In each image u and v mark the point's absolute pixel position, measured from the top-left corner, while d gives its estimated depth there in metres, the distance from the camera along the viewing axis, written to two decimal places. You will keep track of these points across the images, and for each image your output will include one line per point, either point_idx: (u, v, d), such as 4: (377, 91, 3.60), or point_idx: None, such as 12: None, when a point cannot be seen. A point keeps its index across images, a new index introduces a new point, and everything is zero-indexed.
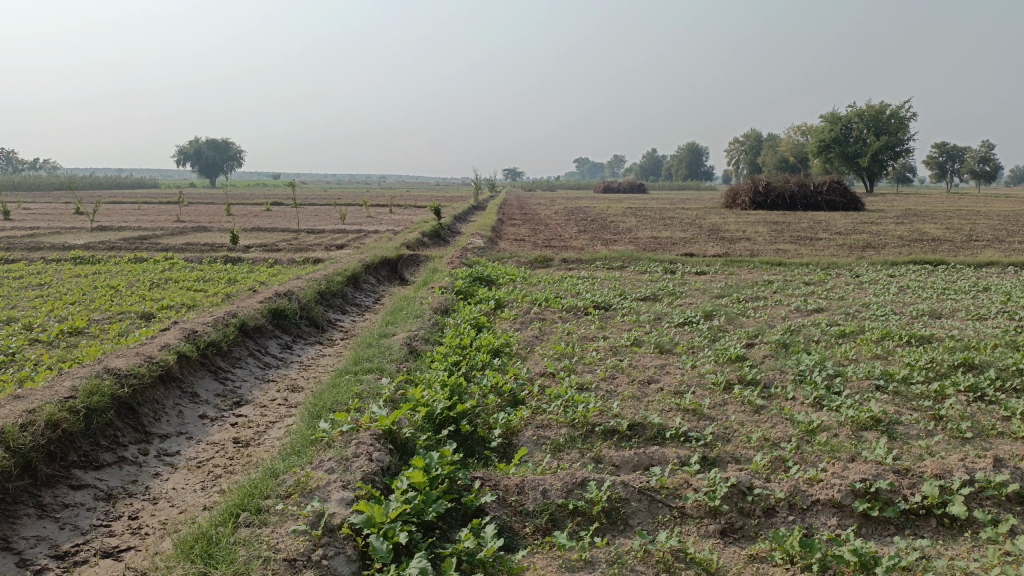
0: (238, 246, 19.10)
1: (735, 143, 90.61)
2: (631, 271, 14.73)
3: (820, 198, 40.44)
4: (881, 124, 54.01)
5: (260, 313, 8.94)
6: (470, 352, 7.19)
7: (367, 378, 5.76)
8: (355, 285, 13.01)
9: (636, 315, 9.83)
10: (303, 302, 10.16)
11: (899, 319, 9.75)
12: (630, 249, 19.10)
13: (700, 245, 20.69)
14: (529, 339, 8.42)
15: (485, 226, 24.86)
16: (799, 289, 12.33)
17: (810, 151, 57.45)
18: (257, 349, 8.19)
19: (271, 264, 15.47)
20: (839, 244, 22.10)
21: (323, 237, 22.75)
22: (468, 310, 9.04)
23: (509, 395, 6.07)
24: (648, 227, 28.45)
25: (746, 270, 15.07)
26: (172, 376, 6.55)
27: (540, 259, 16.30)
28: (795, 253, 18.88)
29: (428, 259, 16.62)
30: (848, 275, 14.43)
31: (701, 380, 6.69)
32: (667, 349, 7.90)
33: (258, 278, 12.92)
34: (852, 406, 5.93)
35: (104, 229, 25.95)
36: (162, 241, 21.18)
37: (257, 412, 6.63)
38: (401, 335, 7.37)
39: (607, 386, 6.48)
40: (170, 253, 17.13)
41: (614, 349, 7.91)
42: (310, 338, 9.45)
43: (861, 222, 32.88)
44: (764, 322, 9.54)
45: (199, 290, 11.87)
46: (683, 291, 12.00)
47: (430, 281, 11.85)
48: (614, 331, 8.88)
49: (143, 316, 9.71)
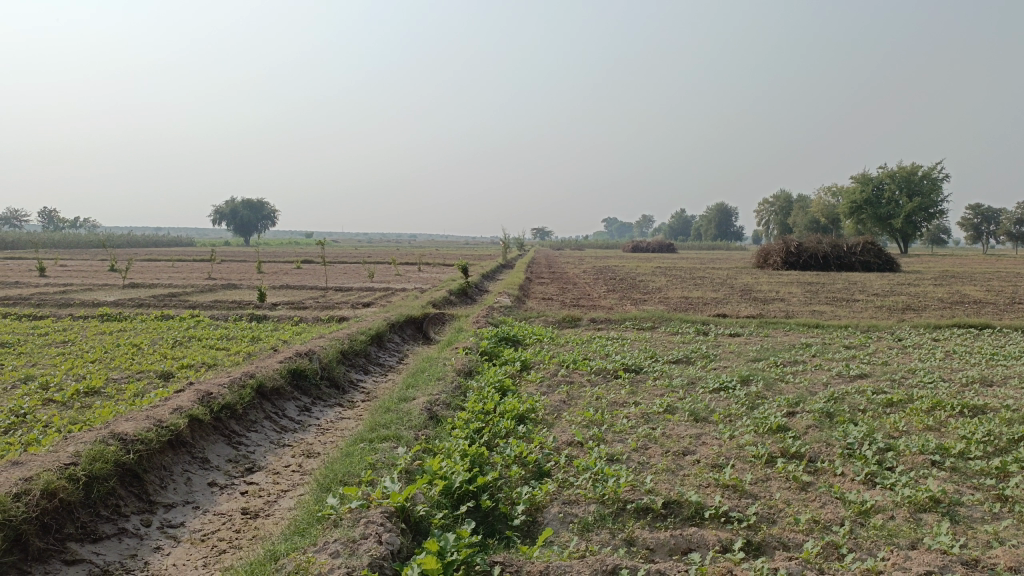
0: (265, 304, 19.05)
1: (764, 203, 90.30)
2: (662, 332, 14.34)
3: (853, 259, 39.78)
4: (913, 185, 53.47)
5: (279, 373, 8.69)
6: (494, 419, 6.83)
7: (383, 447, 5.42)
8: (379, 345, 12.76)
9: (669, 379, 9.42)
10: (324, 362, 9.91)
11: (948, 387, 9.22)
12: (661, 310, 18.69)
13: (733, 306, 20.22)
14: (556, 404, 8.04)
15: (512, 285, 24.68)
16: (839, 354, 11.82)
17: (841, 211, 56.92)
18: (273, 411, 7.91)
19: (297, 322, 15.32)
20: (876, 306, 21.50)
21: (350, 295, 22.67)
22: (493, 373, 8.72)
23: (534, 466, 5.69)
24: (678, 287, 28.08)
25: (782, 332, 14.59)
26: (182, 441, 6.28)
27: (569, 319, 15.96)
28: (831, 315, 18.32)
29: (455, 319, 16.37)
30: (889, 338, 13.88)
31: (741, 452, 6.25)
32: (703, 417, 7.48)
33: (281, 337, 12.73)
34: (908, 484, 5.46)
35: (136, 286, 26.15)
36: (191, 298, 21.21)
37: (269, 480, 6.30)
38: (421, 399, 7.04)
39: (640, 457, 6.07)
40: (197, 310, 17.08)
41: (646, 416, 7.50)
42: (330, 400, 9.17)
43: (897, 284, 32.13)
44: (804, 389, 9.07)
45: (221, 349, 11.69)
46: (717, 354, 11.56)
47: (456, 341, 11.58)
48: (646, 396, 8.46)
49: (162, 376, 9.50)
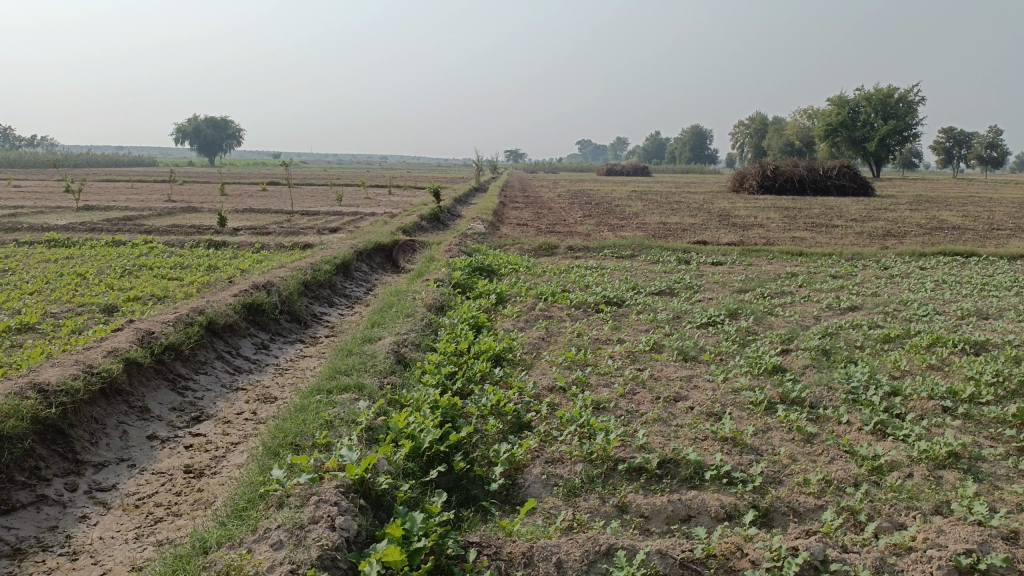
0: (225, 229, 18.12)
1: (740, 126, 89.16)
2: (641, 261, 13.74)
3: (829, 183, 39.31)
4: (888, 108, 52.72)
5: (233, 307, 7.97)
6: (467, 361, 6.22)
7: (341, 399, 4.79)
8: (344, 274, 12.02)
9: (652, 313, 8.85)
10: (284, 295, 9.19)
11: (944, 320, 8.75)
12: (639, 236, 18.06)
13: (712, 233, 19.62)
14: (535, 343, 7.43)
15: (485, 209, 23.84)
16: (826, 284, 11.31)
17: (816, 134, 56.21)
18: (226, 351, 7.23)
19: (257, 249, 14.49)
20: (856, 232, 21.05)
21: (317, 220, 21.70)
22: (465, 308, 8.07)
23: (512, 417, 5.11)
24: (655, 211, 27.45)
25: (765, 260, 14.06)
26: (117, 389, 5.61)
27: (545, 246, 15.29)
28: (812, 242, 17.81)
29: (426, 246, 15.60)
30: (875, 267, 13.42)
31: (737, 398, 5.73)
32: (692, 356, 6.93)
33: (239, 266, 11.90)
34: (923, 436, 4.96)
35: (89, 209, 24.88)
36: (148, 222, 20.14)
37: (218, 431, 5.68)
38: (387, 339, 6.39)
39: (628, 405, 5.51)
40: (151, 236, 16.14)
41: (632, 356, 6.94)
42: (291, 335, 8.49)
43: (873, 209, 31.73)
44: (796, 325, 8.56)
45: (174, 279, 10.88)
46: (701, 286, 11.00)
47: (426, 271, 10.87)
48: (631, 332, 7.88)
49: (105, 311, 8.71)
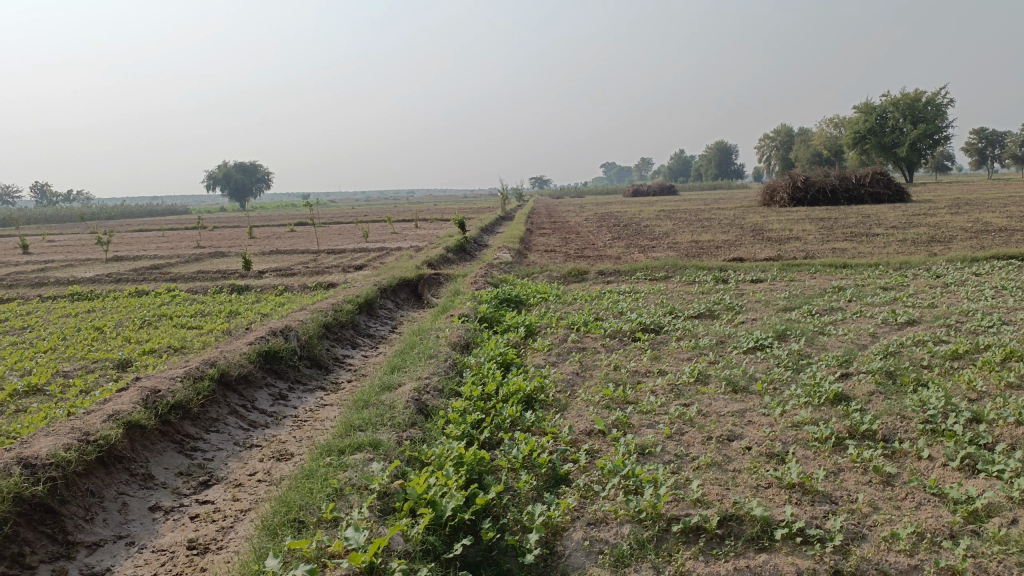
0: (249, 273, 17.87)
1: (765, 139, 88.12)
2: (677, 282, 13.14)
3: (862, 191, 38.32)
4: (917, 112, 51.55)
5: (248, 356, 7.53)
6: (497, 406, 5.68)
7: (353, 461, 4.26)
8: (368, 313, 11.59)
9: (694, 340, 8.24)
10: (303, 339, 8.75)
11: (1015, 330, 8.01)
12: (671, 256, 17.45)
13: (747, 249, 18.93)
14: (569, 380, 6.87)
15: (511, 238, 23.40)
16: (878, 297, 10.60)
17: (844, 143, 55.18)
18: (240, 405, 6.78)
19: (280, 292, 14.17)
20: (899, 240, 20.19)
21: (342, 258, 21.45)
22: (492, 345, 7.55)
23: (547, 470, 4.56)
24: (686, 230, 26.81)
25: (807, 275, 13.36)
26: (117, 456, 5.17)
27: (574, 272, 14.76)
28: (854, 253, 17.04)
29: (452, 278, 15.16)
30: (927, 276, 12.65)
31: (799, 434, 5.11)
32: (743, 386, 6.33)
33: (260, 311, 11.55)
34: (1022, 471, 4.30)
35: (118, 259, 24.95)
36: (173, 270, 20.02)
37: (228, 496, 5.20)
38: (408, 385, 5.88)
39: (677, 449, 4.93)
40: (174, 284, 15.92)
41: (676, 389, 6.34)
42: (311, 383, 8.04)
43: (912, 215, 30.70)
44: (852, 344, 7.89)
45: (193, 328, 10.53)
46: (743, 306, 10.37)
47: (452, 306, 10.40)
48: (672, 362, 7.30)
49: (119, 366, 8.34)
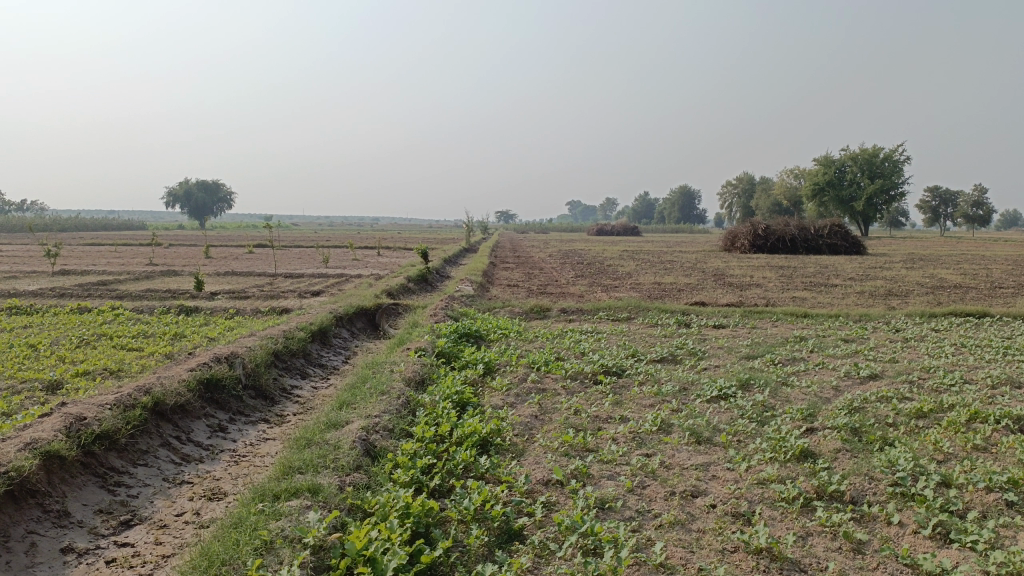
0: (201, 294, 17.30)
1: (727, 186, 89.79)
2: (639, 324, 12.99)
3: (820, 242, 39.00)
4: (874, 168, 52.95)
5: (188, 384, 7.10)
6: (450, 449, 5.35)
7: (287, 509, 3.90)
8: (321, 342, 11.18)
9: (656, 385, 8.02)
10: (249, 367, 8.33)
11: (976, 389, 7.96)
12: (634, 297, 17.35)
13: (709, 293, 18.95)
14: (527, 423, 6.57)
15: (474, 270, 23.16)
16: (839, 349, 10.53)
17: (803, 194, 56.36)
18: (173, 437, 6.34)
19: (231, 315, 13.66)
20: (857, 291, 20.42)
21: (300, 283, 20.95)
22: (448, 382, 7.23)
23: (500, 523, 4.24)
24: (648, 272, 26.86)
25: (769, 323, 13.31)
26: (30, 490, 4.72)
27: (536, 309, 14.53)
28: (814, 302, 17.13)
29: (411, 309, 14.81)
30: (886, 329, 12.69)
31: (765, 492, 4.87)
32: (706, 437, 6.10)
33: (208, 334, 11.06)
34: (996, 543, 4.11)
35: (64, 273, 24.07)
36: (122, 287, 19.32)
37: (149, 539, 4.77)
38: (356, 422, 5.52)
39: (638, 504, 4.66)
40: (121, 302, 15.28)
41: (638, 437, 6.08)
42: (253, 415, 7.62)
43: (869, 267, 31.24)
44: (816, 397, 7.74)
45: (134, 350, 10.00)
46: (706, 352, 10.21)
47: (409, 338, 10.06)
48: (634, 408, 7.05)
49: (48, 388, 7.79)
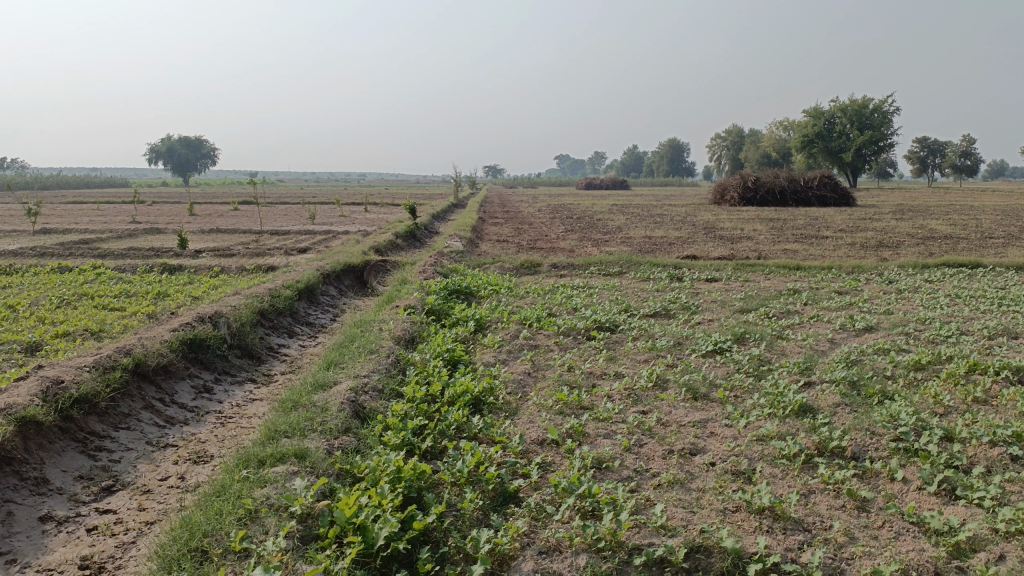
0: (185, 252, 16.98)
1: (716, 139, 89.06)
2: (631, 278, 12.82)
3: (810, 193, 38.78)
4: (864, 119, 52.52)
5: (170, 344, 6.90)
6: (442, 410, 5.20)
7: (272, 475, 3.73)
8: (308, 300, 10.97)
9: (650, 340, 7.88)
10: (234, 326, 8.12)
11: (973, 341, 7.87)
12: (625, 251, 17.17)
13: (700, 246, 18.78)
14: (519, 381, 6.42)
15: (463, 225, 22.89)
16: (833, 301, 10.42)
17: (793, 146, 55.95)
18: (156, 400, 6.16)
19: (216, 273, 13.39)
20: (848, 243, 20.29)
21: (286, 240, 20.62)
22: (439, 340, 7.05)
23: (495, 486, 4.11)
24: (638, 225, 26.64)
25: (761, 275, 13.17)
26: (6, 457, 4.53)
27: (527, 264, 14.33)
28: (806, 255, 16.98)
29: (400, 266, 14.57)
30: (879, 281, 12.57)
31: (765, 450, 4.75)
32: (703, 393, 5.97)
33: (192, 293, 10.82)
34: (1003, 500, 4.02)
35: (46, 231, 23.61)
36: (104, 246, 18.94)
37: (133, 505, 4.62)
38: (344, 383, 5.34)
39: (637, 463, 4.53)
40: (102, 260, 14.96)
41: (633, 394, 5.95)
42: (239, 375, 7.44)
43: (859, 219, 31.12)
44: (813, 351, 7.63)
45: (115, 310, 9.75)
46: (699, 306, 10.06)
47: (398, 295, 9.86)
48: (629, 364, 6.91)
49: (27, 350, 7.55)
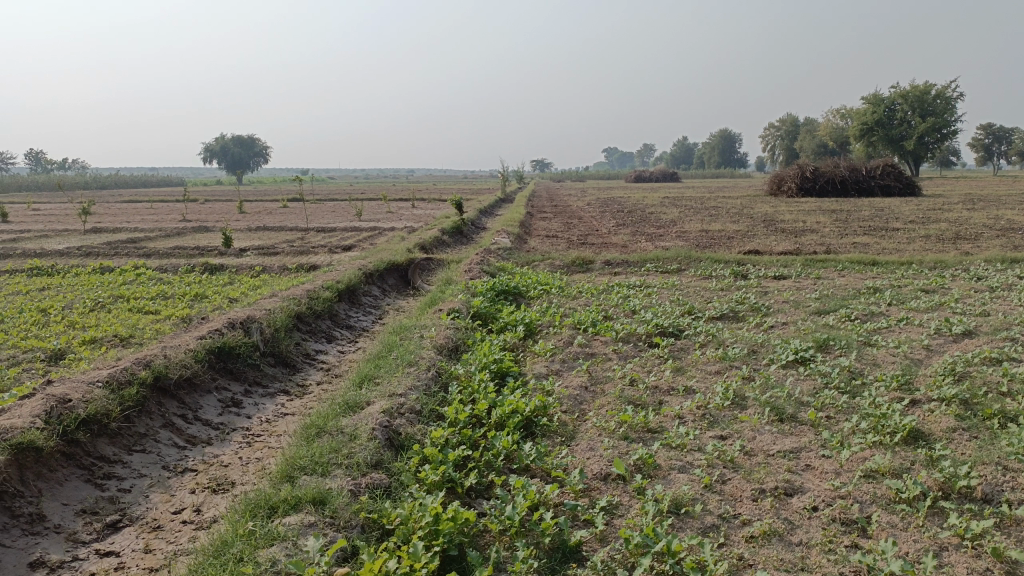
0: (229, 251, 16.65)
1: (768, 128, 86.57)
2: (692, 276, 11.96)
3: (872, 183, 37.04)
4: (926, 105, 50.19)
5: (196, 354, 6.35)
6: (489, 436, 4.50)
7: (284, 531, 3.09)
8: (349, 301, 10.41)
9: (721, 348, 7.06)
10: (268, 332, 7.57)
11: None
12: (682, 247, 16.25)
13: (762, 241, 17.76)
14: (576, 398, 5.70)
15: (512, 221, 22.21)
16: (920, 302, 9.42)
17: (851, 134, 53.86)
18: (176, 418, 5.60)
19: (257, 273, 12.95)
20: (922, 235, 18.98)
21: (331, 238, 20.20)
22: (486, 350, 6.37)
23: (553, 539, 3.40)
24: (694, 219, 25.58)
25: (834, 272, 12.17)
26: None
27: (579, 261, 13.56)
28: (878, 249, 15.81)
29: (446, 264, 13.95)
30: (967, 278, 11.46)
31: (877, 490, 3.95)
32: (790, 415, 5.18)
33: (229, 295, 10.34)
34: None
35: (96, 231, 23.68)
36: (150, 245, 18.77)
37: (136, 547, 4.01)
38: (377, 404, 4.68)
39: (722, 507, 3.78)
40: (144, 260, 14.67)
41: (708, 415, 5.18)
42: (271, 385, 6.87)
43: (927, 209, 29.48)
44: (908, 362, 6.73)
45: (149, 314, 9.30)
46: (771, 308, 9.18)
47: (442, 297, 9.22)
48: (700, 378, 6.14)
49: (51, 359, 7.08)
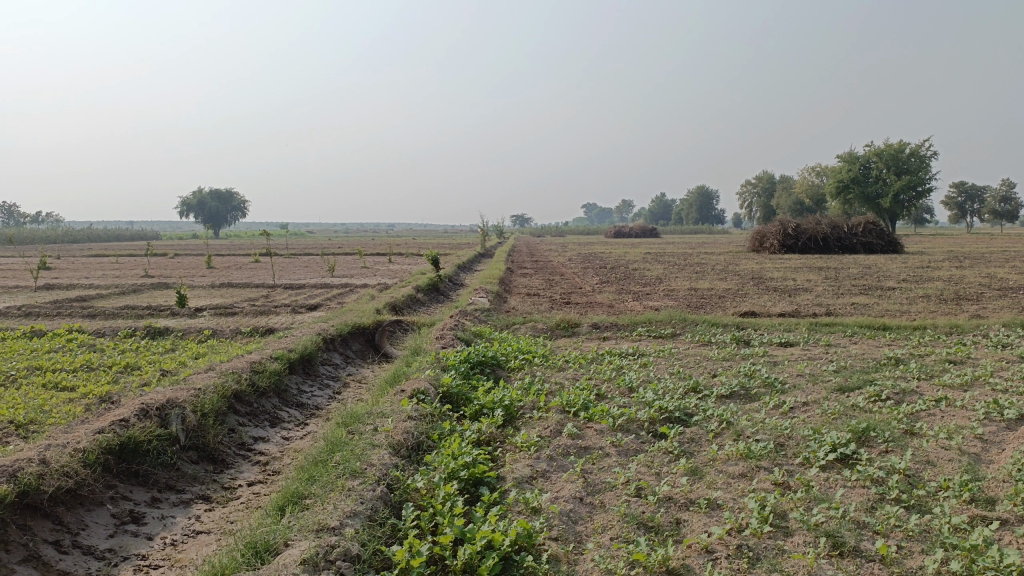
0: (183, 311, 15.26)
1: (746, 185, 86.94)
2: (690, 344, 10.78)
3: (854, 240, 36.44)
4: (902, 163, 50.21)
5: (83, 458, 5.01)
6: None
7: None
8: (303, 373, 9.08)
9: (741, 440, 5.84)
10: (193, 421, 6.24)
11: None
12: (672, 308, 15.13)
13: (756, 301, 16.66)
14: (570, 515, 4.45)
15: (490, 278, 21.01)
16: (952, 376, 8.27)
17: (828, 192, 53.77)
18: (41, 550, 4.24)
19: (205, 338, 11.59)
20: (921, 296, 17.97)
21: (298, 296, 18.86)
22: (456, 448, 5.08)
23: None
24: (679, 276, 24.56)
25: (844, 339, 11.04)
26: None
27: (564, 325, 12.37)
28: (881, 311, 14.75)
29: (416, 327, 12.70)
30: (992, 347, 10.33)
31: None
32: (851, 548, 3.95)
33: (165, 367, 8.99)
34: None
35: (48, 287, 22.15)
36: (98, 304, 17.30)
37: None
38: (298, 547, 3.39)
39: None
40: (82, 323, 13.26)
41: (746, 547, 3.94)
42: (188, 490, 5.53)
43: (915, 268, 28.72)
44: (969, 460, 5.52)
45: (62, 391, 7.91)
46: (786, 383, 7.99)
47: (408, 371, 7.96)
48: (724, 486, 4.89)
49: None
